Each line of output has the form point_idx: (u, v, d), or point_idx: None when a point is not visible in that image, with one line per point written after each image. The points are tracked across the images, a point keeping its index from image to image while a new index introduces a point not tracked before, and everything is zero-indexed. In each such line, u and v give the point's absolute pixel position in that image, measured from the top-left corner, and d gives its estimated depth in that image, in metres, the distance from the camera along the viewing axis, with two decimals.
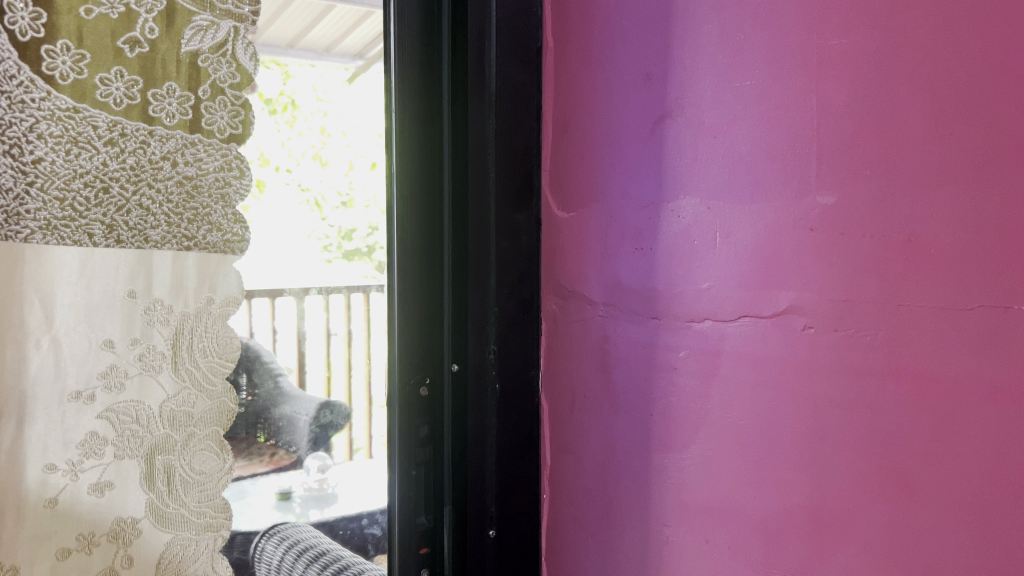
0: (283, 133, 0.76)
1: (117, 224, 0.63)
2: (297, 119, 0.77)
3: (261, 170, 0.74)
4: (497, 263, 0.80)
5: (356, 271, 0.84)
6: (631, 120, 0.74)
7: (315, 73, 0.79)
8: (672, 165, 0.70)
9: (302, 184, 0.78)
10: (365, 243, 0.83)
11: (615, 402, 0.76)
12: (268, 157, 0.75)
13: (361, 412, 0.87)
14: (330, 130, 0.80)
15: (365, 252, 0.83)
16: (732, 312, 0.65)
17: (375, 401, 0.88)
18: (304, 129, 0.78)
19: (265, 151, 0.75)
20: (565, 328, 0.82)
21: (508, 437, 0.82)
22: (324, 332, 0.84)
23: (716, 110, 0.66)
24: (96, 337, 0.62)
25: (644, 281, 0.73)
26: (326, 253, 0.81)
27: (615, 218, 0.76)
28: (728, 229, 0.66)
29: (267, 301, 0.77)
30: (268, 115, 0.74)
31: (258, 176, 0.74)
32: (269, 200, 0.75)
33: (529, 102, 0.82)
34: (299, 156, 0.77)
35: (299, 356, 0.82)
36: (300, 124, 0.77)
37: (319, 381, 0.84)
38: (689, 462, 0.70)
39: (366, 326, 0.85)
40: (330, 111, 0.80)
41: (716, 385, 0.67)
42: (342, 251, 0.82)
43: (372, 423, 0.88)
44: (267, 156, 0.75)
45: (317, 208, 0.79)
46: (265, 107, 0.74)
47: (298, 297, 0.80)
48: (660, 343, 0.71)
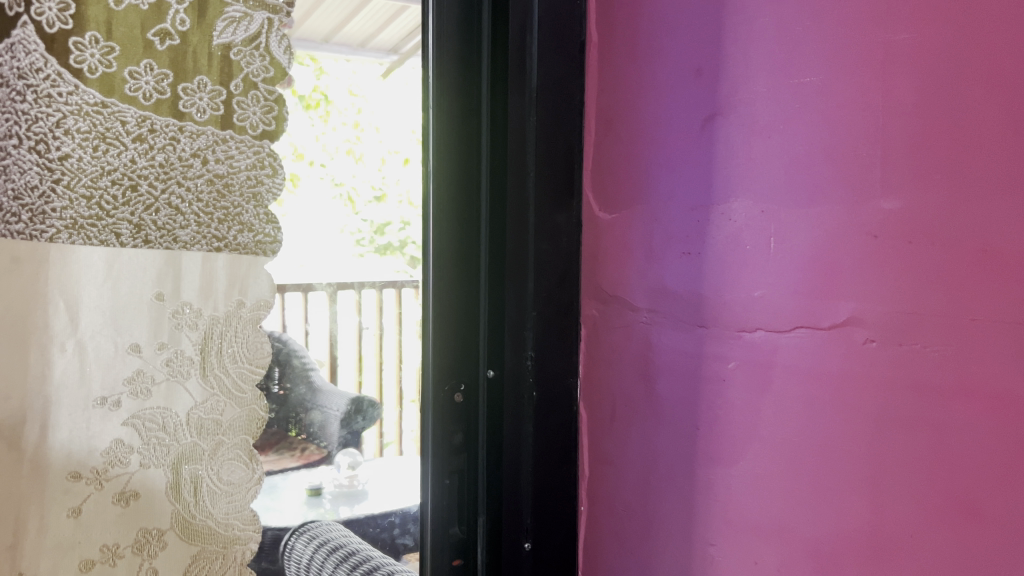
0: (317, 129, 0.75)
1: (145, 225, 0.60)
2: (330, 115, 0.76)
3: (294, 165, 0.73)
4: (537, 265, 0.77)
5: (388, 265, 0.82)
6: (679, 117, 0.70)
7: (350, 69, 0.79)
8: (724, 165, 0.66)
9: (336, 179, 0.77)
10: (396, 238, 0.81)
11: (658, 414, 0.73)
12: (302, 152, 0.74)
13: (392, 406, 0.85)
14: (364, 125, 0.80)
15: (396, 247, 0.81)
16: (786, 323, 0.62)
17: (405, 396, 0.86)
18: (339, 124, 0.78)
19: (299, 146, 0.74)
20: (606, 334, 0.78)
21: (546, 446, 0.79)
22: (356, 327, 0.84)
23: (772, 108, 0.62)
24: (123, 340, 0.60)
25: (691, 287, 0.69)
26: (359, 247, 0.81)
27: (660, 220, 0.72)
28: (785, 234, 0.62)
29: (299, 295, 0.74)
30: (303, 111, 0.74)
31: (292, 170, 0.73)
32: (304, 194, 0.74)
33: (572, 98, 0.78)
34: (334, 151, 0.77)
35: (330, 345, 0.81)
36: (333, 118, 0.77)
37: (350, 370, 0.82)
38: (738, 480, 0.66)
39: (398, 325, 0.86)
40: (363, 107, 0.80)
41: (769, 399, 0.63)
42: (375, 246, 0.81)
43: (403, 418, 0.85)
44: (301, 151, 0.74)
45: (350, 203, 0.79)
46: (299, 103, 0.73)
47: (331, 291, 0.78)
48: (707, 353, 0.68)
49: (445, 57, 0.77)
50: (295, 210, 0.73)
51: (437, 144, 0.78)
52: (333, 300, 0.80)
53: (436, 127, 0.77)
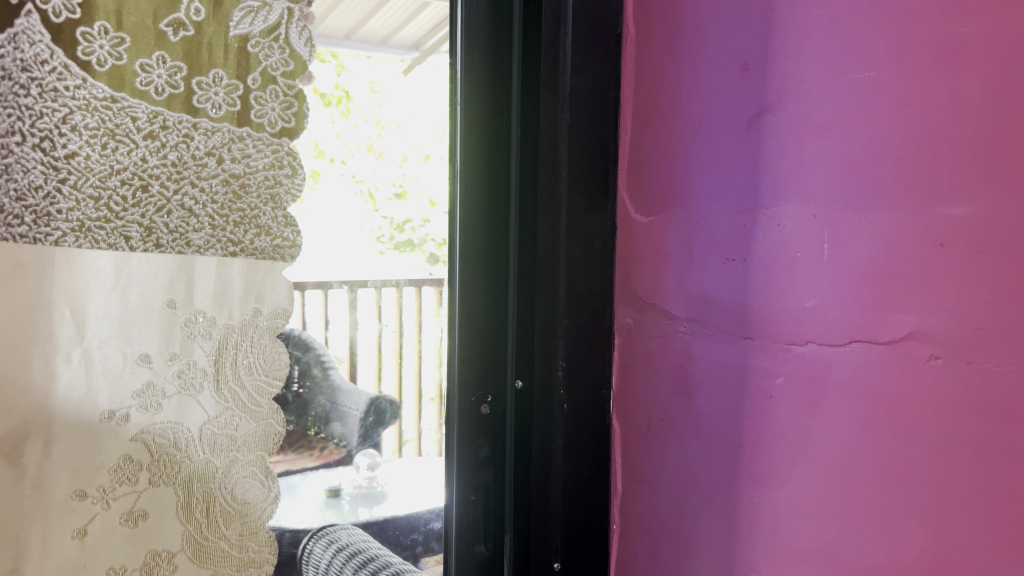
0: (337, 126, 0.71)
1: (155, 227, 0.57)
2: (351, 112, 0.72)
3: (315, 162, 0.69)
4: (569, 270, 0.72)
5: (408, 263, 0.82)
6: (722, 115, 0.66)
7: (371, 67, 0.75)
8: (771, 166, 0.62)
9: (356, 175, 0.74)
10: (416, 236, 0.80)
11: (696, 430, 0.69)
12: (323, 148, 0.70)
13: (412, 404, 0.89)
14: (385, 123, 0.77)
15: (417, 245, 0.80)
16: (840, 336, 0.58)
17: (424, 394, 0.88)
18: (358, 121, 0.73)
19: (319, 143, 0.69)
20: (641, 343, 0.74)
21: (577, 465, 0.74)
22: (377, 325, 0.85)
23: (824, 106, 0.58)
24: (132, 351, 0.57)
25: (734, 296, 0.65)
26: (380, 245, 0.79)
27: (700, 224, 0.68)
28: (840, 241, 0.57)
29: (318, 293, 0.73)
30: (323, 107, 0.69)
31: (313, 168, 0.69)
32: (324, 191, 0.71)
33: (607, 94, 0.74)
34: (354, 147, 0.73)
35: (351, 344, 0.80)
36: (353, 116, 0.73)
37: (368, 372, 0.82)
38: (784, 502, 0.62)
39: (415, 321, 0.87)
40: (385, 103, 0.77)
41: (820, 418, 0.59)
42: (395, 243, 0.79)
43: (423, 415, 0.88)
44: (321, 148, 0.70)
45: (370, 199, 0.76)
46: (319, 101, 0.69)
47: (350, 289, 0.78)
48: (752, 367, 0.64)
49: (473, 52, 0.73)
50: (316, 210, 0.70)
51: (463, 143, 0.74)
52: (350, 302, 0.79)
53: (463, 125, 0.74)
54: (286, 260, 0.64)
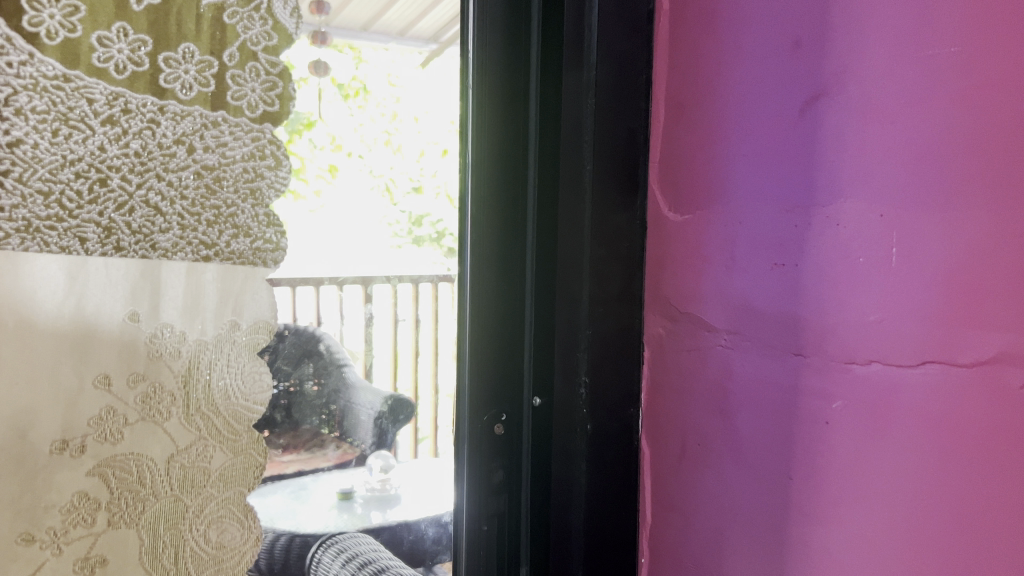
0: (355, 119, 0.67)
1: (115, 227, 0.51)
2: (368, 104, 0.68)
3: (332, 155, 0.64)
4: (593, 273, 0.64)
5: (425, 257, 0.73)
6: (770, 99, 0.57)
7: (388, 57, 0.70)
8: (826, 157, 0.54)
9: (374, 170, 0.69)
10: (438, 228, 0.72)
11: (738, 457, 0.61)
12: (340, 142, 0.65)
13: (427, 402, 0.76)
14: (403, 116, 0.70)
15: (433, 239, 0.72)
16: (911, 356, 0.49)
17: (441, 389, 0.76)
18: (376, 114, 0.69)
19: (337, 136, 0.65)
20: (674, 358, 0.66)
21: (603, 488, 0.67)
22: (390, 319, 0.73)
23: (892, 87, 0.50)
24: (89, 371, 0.51)
25: (782, 306, 0.57)
26: (396, 238, 0.71)
27: (743, 223, 0.60)
28: (912, 245, 0.49)
29: (333, 288, 0.66)
30: (341, 99, 0.65)
31: (331, 160, 0.65)
32: (343, 186, 0.66)
33: (636, 78, 0.66)
34: (372, 142, 0.68)
35: (366, 340, 0.72)
36: (370, 108, 0.69)
37: (385, 368, 0.73)
38: (841, 544, 0.54)
39: (435, 320, 0.75)
40: (402, 97, 0.70)
41: (885, 450, 0.51)
42: (412, 237, 0.72)
43: (439, 413, 0.76)
44: (338, 141, 0.65)
45: (388, 192, 0.70)
46: (337, 92, 0.65)
47: (365, 285, 0.69)
48: (803, 388, 0.56)
49: (487, 30, 0.66)
50: (336, 203, 0.65)
51: (476, 132, 0.67)
52: (366, 297, 0.70)
53: (475, 114, 0.66)
54: (268, 265, 0.58)
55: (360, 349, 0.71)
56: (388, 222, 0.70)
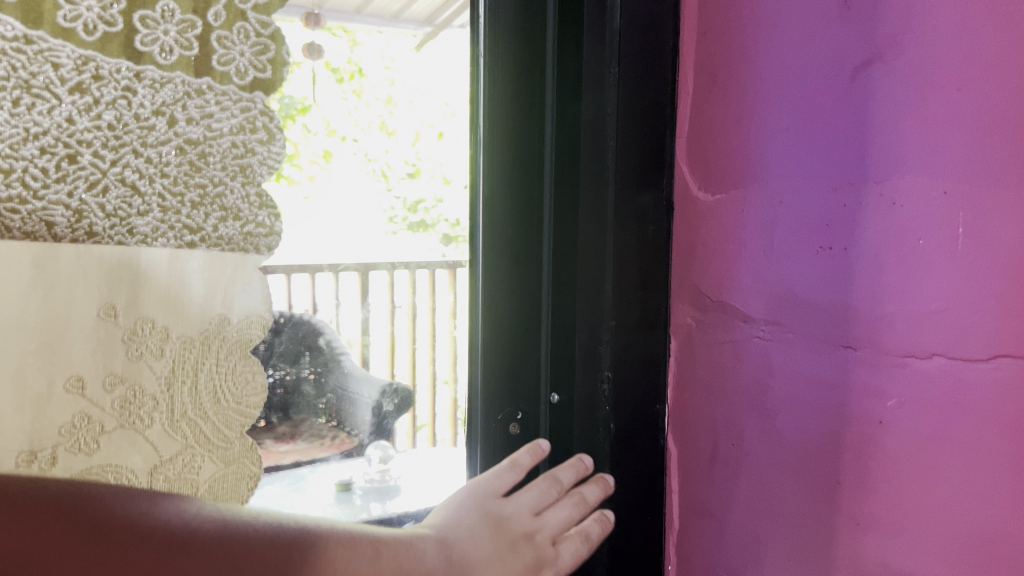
0: (348, 103, 0.79)
1: (87, 210, 0.52)
2: (362, 88, 0.81)
3: (330, 141, 0.76)
4: (616, 261, 0.59)
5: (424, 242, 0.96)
6: (815, 66, 0.52)
7: (383, 41, 0.87)
8: (881, 129, 0.48)
9: (368, 154, 0.82)
10: (427, 215, 0.93)
11: (778, 459, 0.56)
12: (334, 126, 0.76)
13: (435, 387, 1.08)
14: (397, 98, 0.84)
15: (425, 222, 0.89)
16: (980, 350, 0.44)
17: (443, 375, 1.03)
18: (372, 100, 0.82)
19: (331, 121, 0.76)
20: (706, 352, 0.61)
21: (628, 495, 0.63)
22: (388, 305, 1.08)
23: (959, 45, 0.43)
24: (61, 372, 0.53)
25: (829, 294, 0.52)
26: (393, 224, 0.91)
27: (783, 204, 0.55)
28: (981, 226, 0.43)
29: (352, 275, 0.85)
30: (334, 84, 0.76)
31: (327, 146, 0.76)
32: (336, 169, 0.78)
33: (663, 46, 0.60)
34: (365, 124, 0.81)
35: (363, 331, 0.99)
36: (368, 93, 0.82)
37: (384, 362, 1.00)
38: (899, 557, 0.49)
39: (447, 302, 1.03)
40: (397, 77, 0.86)
41: (949, 454, 0.46)
42: (406, 221, 0.92)
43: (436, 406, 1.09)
44: (334, 127, 0.77)
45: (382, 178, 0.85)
46: (331, 74, 0.76)
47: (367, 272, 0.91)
48: (854, 384, 0.51)
49: None
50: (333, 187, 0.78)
51: (489, 105, 0.61)
52: (368, 283, 0.94)
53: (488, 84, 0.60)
54: (261, 252, 0.58)
55: (359, 337, 0.96)
56: (384, 205, 0.86)
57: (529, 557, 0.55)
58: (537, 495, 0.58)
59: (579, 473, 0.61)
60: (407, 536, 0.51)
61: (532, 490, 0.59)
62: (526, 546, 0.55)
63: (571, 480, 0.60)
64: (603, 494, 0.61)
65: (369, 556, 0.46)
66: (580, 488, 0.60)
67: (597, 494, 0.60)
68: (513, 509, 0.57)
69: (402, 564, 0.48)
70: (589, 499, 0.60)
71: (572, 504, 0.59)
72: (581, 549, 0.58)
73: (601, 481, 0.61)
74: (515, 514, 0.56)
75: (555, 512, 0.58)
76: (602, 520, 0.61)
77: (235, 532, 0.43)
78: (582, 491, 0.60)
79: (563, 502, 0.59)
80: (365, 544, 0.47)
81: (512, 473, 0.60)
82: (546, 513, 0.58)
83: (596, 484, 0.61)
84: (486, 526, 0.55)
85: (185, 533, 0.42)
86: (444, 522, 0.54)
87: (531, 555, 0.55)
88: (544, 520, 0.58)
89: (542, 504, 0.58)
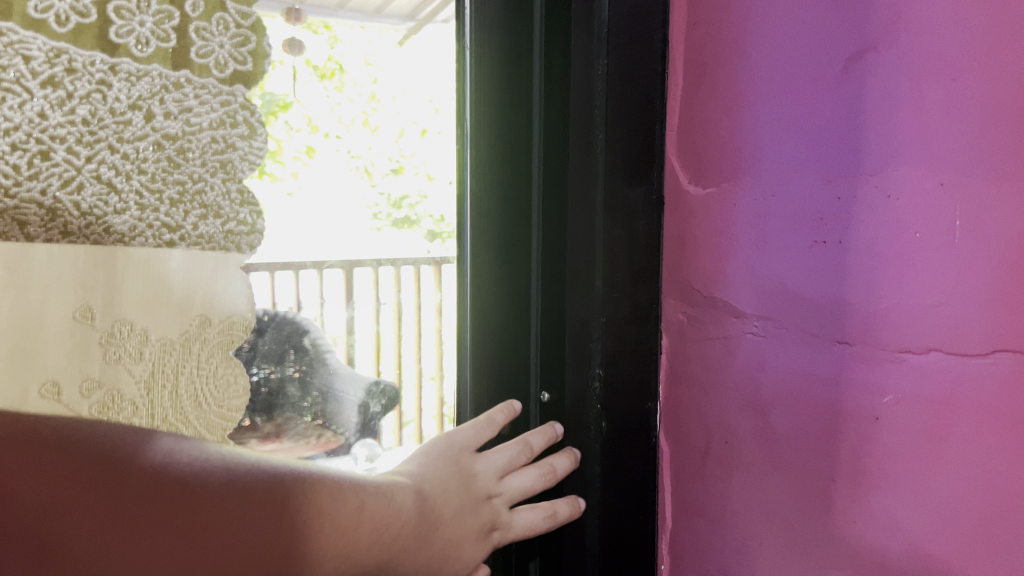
0: (331, 100, 0.85)
1: (61, 208, 0.61)
2: (342, 84, 0.87)
3: (312, 137, 0.83)
4: (606, 254, 0.58)
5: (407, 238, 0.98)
6: (808, 57, 0.51)
7: (365, 40, 0.91)
8: (874, 121, 0.47)
9: (351, 150, 0.88)
10: (412, 212, 0.95)
11: (772, 456, 0.55)
12: (315, 123, 0.82)
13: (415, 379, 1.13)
14: (380, 97, 0.90)
15: (413, 220, 0.95)
16: (977, 345, 0.43)
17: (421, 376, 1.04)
18: (353, 95, 0.89)
19: (313, 118, 0.82)
20: (699, 348, 0.61)
21: (620, 496, 0.61)
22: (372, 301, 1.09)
23: (954, 35, 0.43)
24: (21, 381, 0.59)
25: (823, 288, 0.51)
26: (376, 220, 0.92)
27: (777, 197, 0.54)
28: (979, 218, 0.42)
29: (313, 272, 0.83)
30: (316, 81, 0.82)
31: (309, 143, 0.83)
32: (319, 164, 0.84)
33: (652, 38, 0.59)
34: (349, 121, 0.88)
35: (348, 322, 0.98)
36: (349, 89, 0.88)
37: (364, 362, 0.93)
38: (896, 555, 0.48)
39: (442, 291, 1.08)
40: (379, 77, 0.91)
41: (946, 450, 0.45)
42: (392, 220, 0.95)
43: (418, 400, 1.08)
44: (314, 122, 0.82)
45: (366, 174, 0.89)
46: (315, 75, 0.82)
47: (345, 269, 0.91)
48: (849, 380, 0.50)
49: None
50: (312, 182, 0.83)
51: (475, 102, 0.60)
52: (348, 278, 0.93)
53: (475, 81, 0.60)
54: (241, 248, 0.70)
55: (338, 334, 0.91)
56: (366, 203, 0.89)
57: (481, 518, 0.59)
58: (505, 459, 0.61)
59: (549, 439, 0.61)
60: (391, 486, 0.56)
61: (504, 451, 0.61)
62: (480, 507, 0.60)
63: (542, 447, 0.61)
64: (572, 467, 0.61)
65: (352, 508, 0.52)
66: (551, 458, 0.61)
67: (567, 466, 0.60)
68: (481, 468, 0.61)
69: (378, 518, 0.53)
70: (557, 471, 0.60)
71: (536, 475, 0.60)
72: (540, 523, 0.59)
73: (570, 451, 0.61)
74: (480, 474, 0.60)
75: (517, 479, 0.60)
76: (571, 500, 0.60)
77: (238, 479, 0.47)
78: (552, 462, 0.60)
79: (529, 470, 0.60)
80: (351, 495, 0.52)
81: (489, 431, 0.62)
82: (510, 477, 0.61)
83: (568, 455, 0.61)
84: (454, 480, 0.60)
85: (198, 479, 0.46)
86: (420, 471, 0.59)
87: (483, 517, 0.59)
88: (505, 486, 0.60)
89: (509, 468, 0.61)
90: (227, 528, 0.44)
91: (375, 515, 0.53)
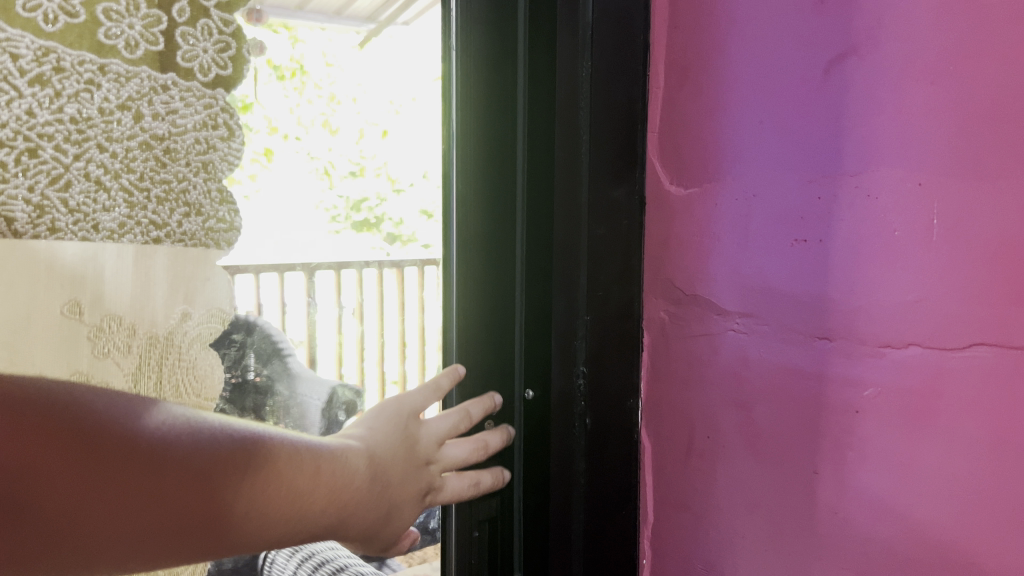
0: (291, 100, 0.66)
1: (49, 205, 0.57)
2: (305, 86, 0.67)
3: (268, 139, 0.66)
4: (591, 254, 0.59)
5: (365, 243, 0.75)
6: (790, 61, 0.52)
7: (325, 38, 0.68)
8: (856, 123, 0.48)
9: (311, 152, 0.68)
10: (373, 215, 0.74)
11: (754, 449, 0.57)
12: (275, 125, 0.65)
13: None
14: (339, 97, 0.69)
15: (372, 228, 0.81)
16: (958, 339, 0.44)
17: None
18: (314, 96, 0.68)
19: (275, 119, 0.65)
20: (681, 344, 0.61)
21: (602, 484, 0.62)
22: None
23: (934, 41, 0.44)
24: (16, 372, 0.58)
25: (806, 286, 0.52)
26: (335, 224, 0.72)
27: (759, 197, 0.55)
28: (958, 217, 0.44)
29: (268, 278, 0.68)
30: (279, 81, 0.65)
31: (266, 144, 0.66)
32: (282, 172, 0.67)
33: (634, 41, 0.60)
34: (309, 123, 0.67)
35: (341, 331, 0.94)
36: (308, 90, 0.67)
37: None
38: (879, 544, 0.50)
39: None
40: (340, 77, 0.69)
41: (927, 441, 0.46)
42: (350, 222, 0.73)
43: None
44: (275, 124, 0.65)
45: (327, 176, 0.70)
46: (273, 73, 0.65)
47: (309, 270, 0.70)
48: (831, 375, 0.51)
49: None
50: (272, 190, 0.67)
51: (460, 107, 0.60)
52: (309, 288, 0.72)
53: (461, 83, 0.60)
54: (220, 246, 0.65)
55: None
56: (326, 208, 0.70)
57: (419, 483, 0.59)
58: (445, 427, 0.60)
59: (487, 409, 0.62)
60: (340, 449, 0.56)
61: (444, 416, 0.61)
62: (419, 472, 0.59)
63: (480, 416, 0.61)
64: (503, 444, 0.63)
65: (308, 472, 0.53)
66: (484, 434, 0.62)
67: (500, 443, 0.62)
68: (423, 433, 0.60)
69: (336, 480, 0.54)
70: (491, 447, 0.62)
71: (472, 447, 0.61)
72: (466, 490, 0.61)
73: (505, 431, 0.63)
74: (423, 439, 0.60)
75: (454, 448, 0.61)
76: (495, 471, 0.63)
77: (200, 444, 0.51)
78: (486, 437, 0.62)
79: (465, 441, 0.61)
80: (308, 458, 0.53)
81: (432, 396, 0.61)
82: (447, 446, 0.61)
83: (500, 433, 0.63)
84: (400, 446, 0.59)
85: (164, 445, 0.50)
86: (371, 435, 0.58)
87: (422, 481, 0.59)
88: (443, 454, 0.60)
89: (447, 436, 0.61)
90: (178, 492, 0.49)
91: (331, 482, 0.54)
